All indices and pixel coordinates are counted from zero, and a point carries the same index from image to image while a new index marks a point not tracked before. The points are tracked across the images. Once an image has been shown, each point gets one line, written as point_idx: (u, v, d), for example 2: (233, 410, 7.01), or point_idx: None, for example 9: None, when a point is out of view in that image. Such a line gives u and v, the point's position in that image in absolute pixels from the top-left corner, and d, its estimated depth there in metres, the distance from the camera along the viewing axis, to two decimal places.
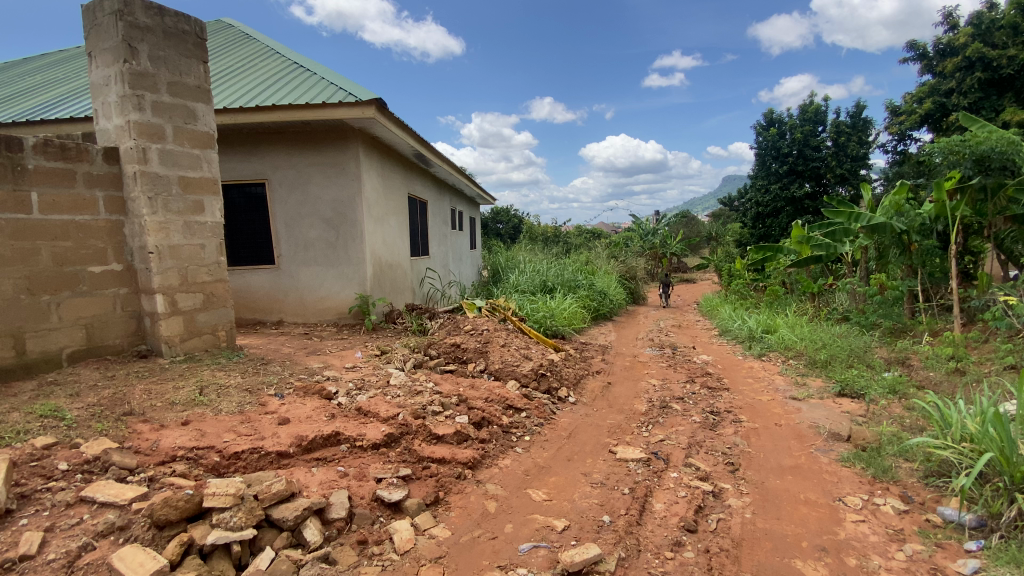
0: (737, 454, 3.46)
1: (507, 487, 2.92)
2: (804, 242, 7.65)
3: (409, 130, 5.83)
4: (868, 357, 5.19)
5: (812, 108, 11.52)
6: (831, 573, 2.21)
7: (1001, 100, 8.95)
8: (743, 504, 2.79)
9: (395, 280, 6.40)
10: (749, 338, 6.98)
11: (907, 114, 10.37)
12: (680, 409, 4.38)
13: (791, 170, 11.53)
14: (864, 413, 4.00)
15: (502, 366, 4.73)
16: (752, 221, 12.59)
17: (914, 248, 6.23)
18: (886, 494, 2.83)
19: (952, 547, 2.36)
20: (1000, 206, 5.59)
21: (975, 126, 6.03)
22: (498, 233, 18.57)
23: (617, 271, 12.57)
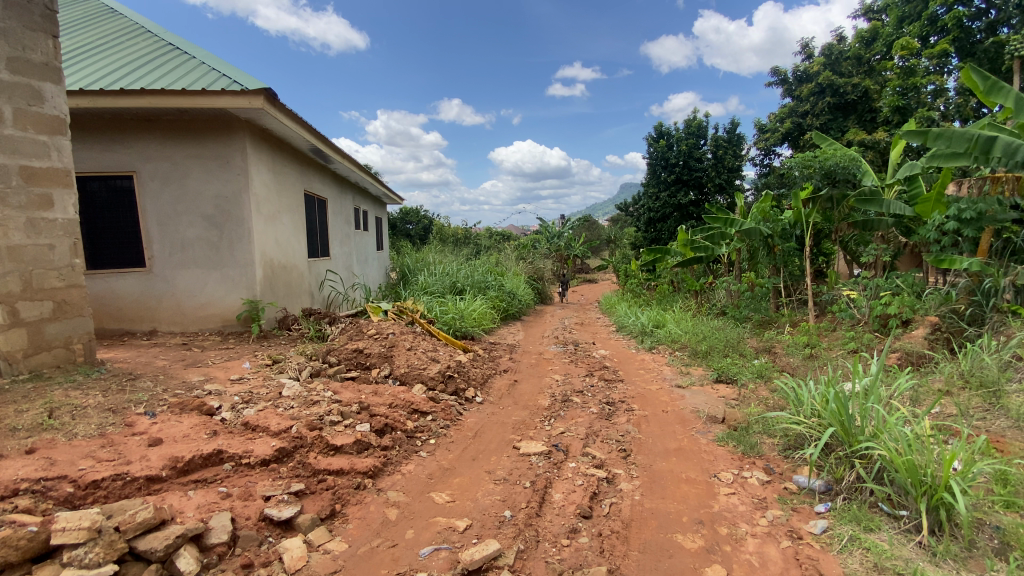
0: (630, 441, 3.70)
1: (409, 492, 2.86)
2: (689, 244, 8.40)
3: (304, 123, 5.51)
4: (741, 347, 5.82)
5: (696, 122, 12.64)
6: (706, 542, 2.44)
7: (847, 122, 10.48)
8: (633, 487, 2.99)
9: (290, 283, 6.01)
10: (642, 332, 7.51)
11: (771, 131, 11.76)
12: (580, 401, 4.60)
13: (677, 178, 12.58)
14: (737, 396, 4.47)
15: (407, 370, 4.64)
16: (646, 225, 13.56)
17: (778, 250, 7.09)
18: (752, 467, 3.19)
19: (805, 510, 2.71)
20: (844, 214, 6.45)
21: (823, 145, 6.99)
22: (405, 234, 18.17)
23: (525, 272, 12.87)
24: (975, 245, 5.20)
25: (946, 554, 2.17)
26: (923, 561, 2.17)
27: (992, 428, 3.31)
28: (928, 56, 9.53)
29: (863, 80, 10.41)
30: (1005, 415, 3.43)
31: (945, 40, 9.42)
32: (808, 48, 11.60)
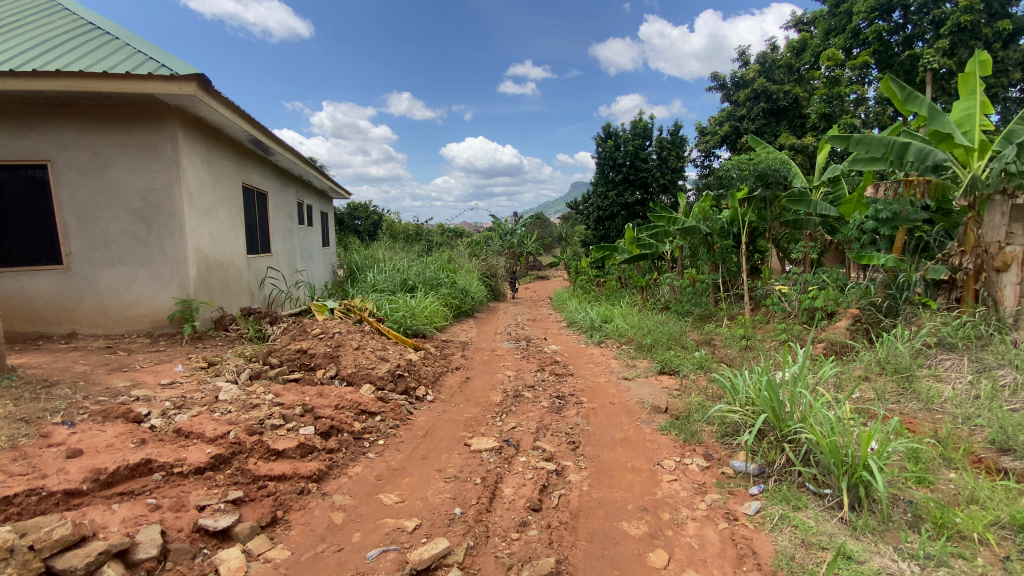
0: (578, 433, 3.78)
1: (357, 495, 2.79)
2: (635, 242, 8.68)
3: (241, 112, 5.22)
4: (683, 340, 6.08)
5: (642, 124, 13.02)
6: (650, 528, 2.53)
7: (779, 127, 11.15)
8: (582, 478, 3.06)
9: (227, 281, 5.69)
10: (591, 327, 7.69)
11: (711, 134, 12.31)
12: (531, 396, 4.65)
13: (624, 178, 12.93)
14: (679, 387, 4.67)
15: (354, 370, 4.52)
16: (595, 223, 13.87)
17: (717, 248, 7.45)
18: (693, 454, 3.34)
19: (740, 493, 2.86)
20: (776, 213, 6.87)
21: (757, 148, 7.38)
22: (354, 230, 17.68)
23: (477, 269, 12.83)
24: (890, 243, 5.66)
25: (865, 528, 2.36)
26: (845, 534, 2.35)
27: (903, 411, 3.63)
28: (851, 67, 10.24)
29: (793, 88, 11.07)
30: (915, 398, 3.76)
31: (866, 53, 10.12)
32: (744, 55, 12.20)
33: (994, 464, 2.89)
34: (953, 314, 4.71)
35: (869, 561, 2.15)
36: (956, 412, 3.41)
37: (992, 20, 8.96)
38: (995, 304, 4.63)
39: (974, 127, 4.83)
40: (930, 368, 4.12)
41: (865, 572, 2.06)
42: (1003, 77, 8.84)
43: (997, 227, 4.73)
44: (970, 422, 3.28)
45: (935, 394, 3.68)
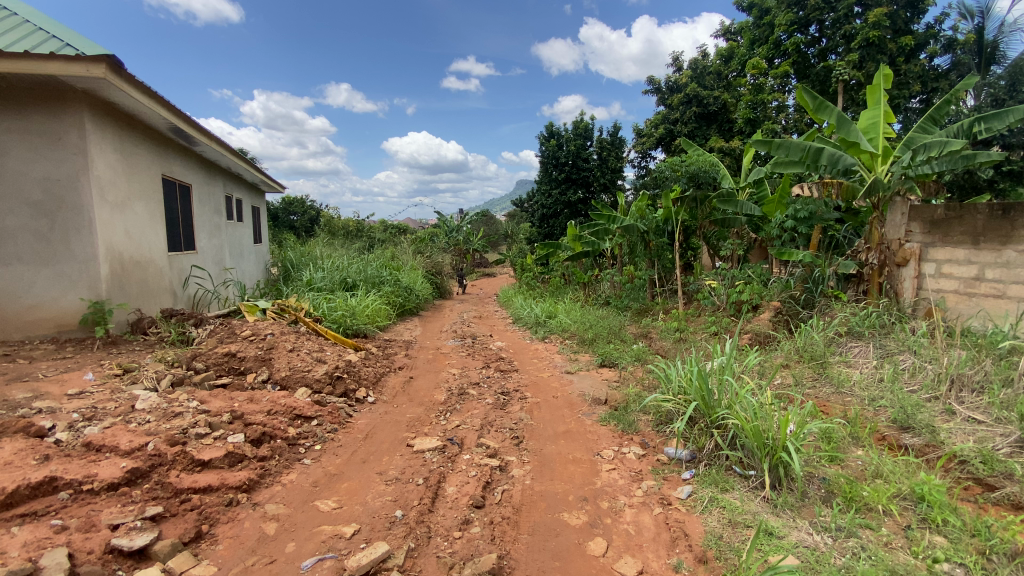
0: (522, 427, 3.82)
1: (291, 504, 2.67)
2: (577, 239, 8.90)
3: (159, 99, 4.82)
4: (622, 333, 6.30)
5: (583, 124, 13.31)
6: (589, 518, 2.60)
7: (709, 131, 11.80)
8: (525, 472, 3.09)
9: (145, 281, 5.26)
10: (536, 323, 7.80)
11: (647, 136, 12.80)
12: (476, 393, 4.65)
13: (567, 177, 13.18)
14: (618, 379, 4.83)
15: (289, 373, 4.33)
16: (539, 221, 14.06)
17: (653, 245, 7.78)
18: (630, 443, 3.47)
19: (674, 478, 3.00)
20: (706, 212, 7.22)
21: (689, 150, 7.76)
22: (290, 226, 16.91)
23: (423, 266, 12.62)
24: (807, 241, 6.12)
25: (784, 505, 2.54)
26: (767, 512, 2.53)
27: (818, 395, 3.94)
28: (774, 76, 10.94)
29: (722, 94, 11.72)
30: (828, 382, 4.10)
31: (786, 63, 10.82)
32: (678, 61, 12.75)
33: (895, 441, 3.20)
34: (860, 306, 5.18)
35: (788, 536, 2.32)
36: (863, 394, 3.75)
37: (895, 37, 9.83)
38: (896, 295, 5.23)
39: (878, 135, 5.32)
40: (840, 355, 4.51)
41: (784, 546, 2.22)
42: (904, 89, 9.74)
43: (898, 226, 5.26)
44: (874, 403, 3.62)
45: (846, 378, 4.03)
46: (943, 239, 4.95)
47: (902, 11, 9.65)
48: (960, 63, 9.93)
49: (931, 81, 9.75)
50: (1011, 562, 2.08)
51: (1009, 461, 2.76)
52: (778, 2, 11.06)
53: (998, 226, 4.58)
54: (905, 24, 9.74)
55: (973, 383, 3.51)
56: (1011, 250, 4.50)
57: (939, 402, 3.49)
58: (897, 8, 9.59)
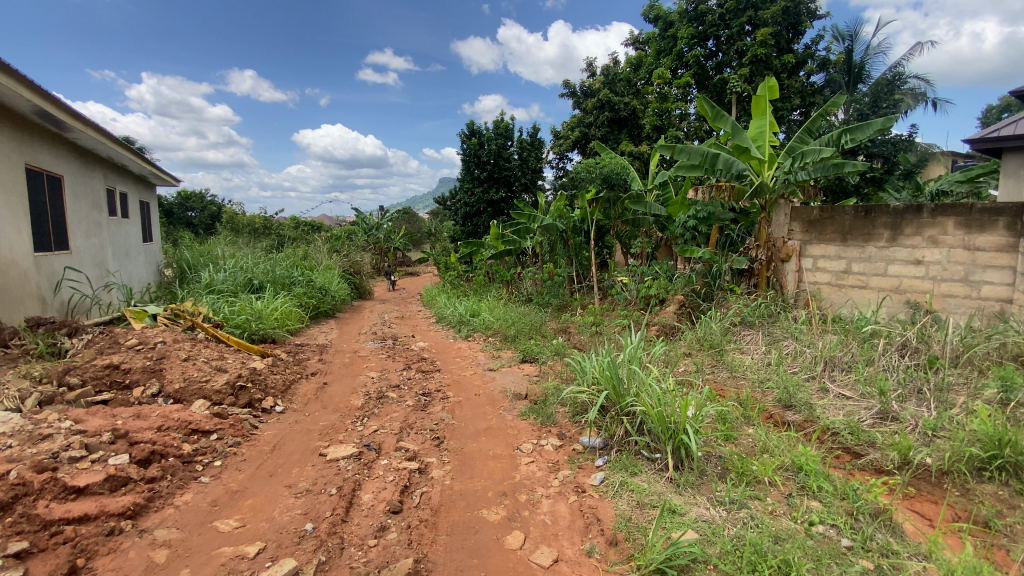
0: (443, 427, 3.79)
1: (186, 526, 2.45)
2: (499, 238, 8.99)
3: (23, 78, 4.20)
4: (543, 329, 6.46)
5: (503, 124, 13.44)
6: (507, 512, 2.64)
7: (620, 135, 12.46)
8: (444, 473, 3.07)
9: (5, 286, 4.57)
10: (458, 321, 7.77)
11: (564, 138, 13.22)
12: (396, 396, 4.53)
13: (488, 176, 13.24)
14: (539, 373, 4.95)
15: (184, 385, 3.96)
16: (462, 219, 14.00)
17: (571, 244, 8.06)
18: (548, 435, 3.57)
19: (588, 466, 3.13)
20: (618, 212, 7.60)
21: (603, 153, 8.10)
22: (187, 223, 15.43)
23: (339, 265, 12.06)
24: (707, 239, 6.63)
25: (685, 484, 2.75)
26: (671, 491, 2.71)
27: (718, 381, 4.29)
28: (678, 85, 11.71)
29: (632, 100, 12.38)
30: (724, 368, 4.50)
31: (688, 73, 11.61)
32: (592, 66, 13.25)
33: (779, 417, 3.58)
34: (751, 298, 5.72)
35: (689, 512, 2.50)
36: (754, 377, 4.15)
37: (779, 55, 10.90)
38: (781, 287, 5.87)
39: (764, 143, 5.86)
40: (735, 342, 4.96)
41: (686, 522, 2.39)
42: (787, 102, 10.85)
43: (782, 225, 5.87)
44: (763, 385, 4.01)
45: (740, 364, 4.43)
46: (818, 237, 5.62)
47: (784, 32, 10.71)
48: (832, 81, 11.23)
49: (809, 96, 10.94)
50: (873, 520, 2.39)
51: (871, 431, 3.17)
52: (680, 16, 11.83)
53: (861, 225, 5.26)
54: (788, 43, 10.82)
55: (843, 364, 4.00)
56: (871, 246, 5.20)
57: (815, 381, 3.94)
58: (780, 28, 10.64)
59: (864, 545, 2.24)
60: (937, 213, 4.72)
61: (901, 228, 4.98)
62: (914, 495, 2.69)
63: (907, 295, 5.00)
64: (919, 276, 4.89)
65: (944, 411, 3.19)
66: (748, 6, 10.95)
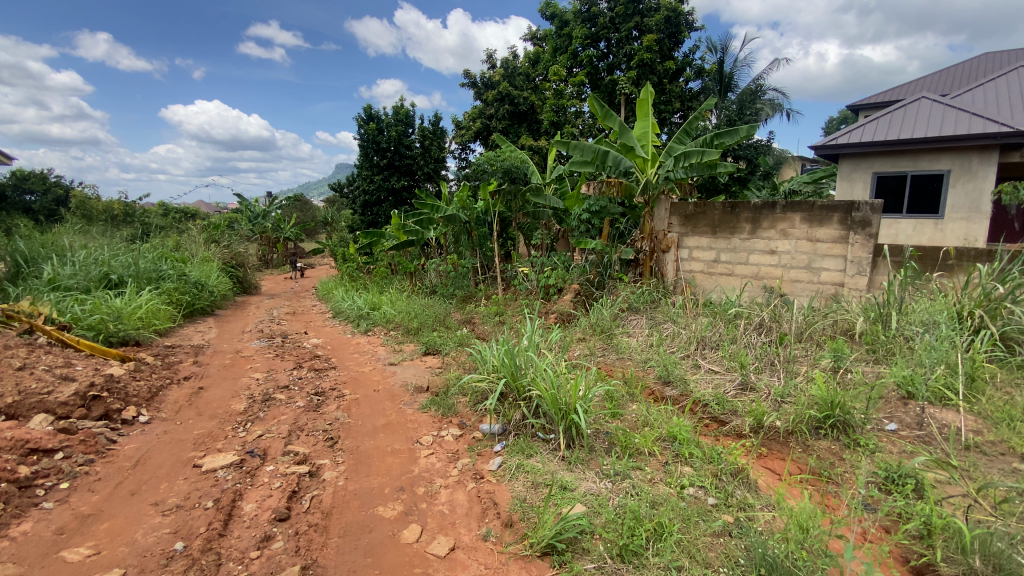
0: (338, 427, 3.63)
1: (23, 561, 2.11)
2: (401, 228, 8.61)
3: None
4: (446, 321, 6.42)
5: (403, 110, 13.05)
6: (404, 507, 2.61)
7: (520, 129, 12.72)
8: (338, 474, 2.95)
9: None
10: (357, 316, 7.45)
11: (466, 128, 13.18)
12: (284, 398, 4.23)
13: (389, 164, 12.80)
14: (441, 365, 4.93)
15: (18, 399, 3.37)
16: (361, 208, 13.37)
17: (474, 235, 8.07)
18: (449, 426, 3.58)
19: (486, 452, 3.19)
20: (520, 205, 7.77)
21: (503, 146, 8.22)
22: (23, 208, 13.03)
23: (220, 257, 10.92)
24: (599, 232, 7.01)
25: (576, 461, 2.92)
26: (563, 469, 2.87)
27: (609, 362, 4.59)
28: (573, 83, 12.18)
29: (530, 95, 12.70)
30: (613, 350, 4.83)
31: (582, 73, 12.08)
32: (492, 58, 13.31)
33: (660, 393, 3.93)
34: (638, 286, 6.18)
35: (579, 487, 2.66)
36: (639, 358, 4.51)
37: (663, 61, 11.78)
38: (662, 275, 6.44)
39: (648, 142, 6.30)
40: (623, 326, 5.33)
41: (575, 497, 2.54)
42: (668, 106, 11.78)
43: (663, 219, 6.41)
44: (646, 364, 4.37)
45: (627, 346, 4.78)
46: (694, 229, 6.21)
47: (667, 40, 11.56)
48: (707, 88, 12.39)
49: (687, 100, 11.97)
50: (733, 478, 2.72)
51: (733, 400, 3.60)
52: (575, 16, 12.27)
53: (729, 219, 5.90)
54: (670, 50, 11.72)
55: (712, 343, 4.50)
56: (736, 238, 5.86)
57: (690, 358, 4.38)
58: (663, 36, 11.48)
59: (726, 501, 2.54)
60: (787, 209, 5.45)
61: (760, 222, 5.67)
62: (766, 454, 3.10)
63: (763, 281, 5.73)
64: (774, 264, 5.62)
65: (790, 379, 3.72)
66: (635, 12, 11.67)
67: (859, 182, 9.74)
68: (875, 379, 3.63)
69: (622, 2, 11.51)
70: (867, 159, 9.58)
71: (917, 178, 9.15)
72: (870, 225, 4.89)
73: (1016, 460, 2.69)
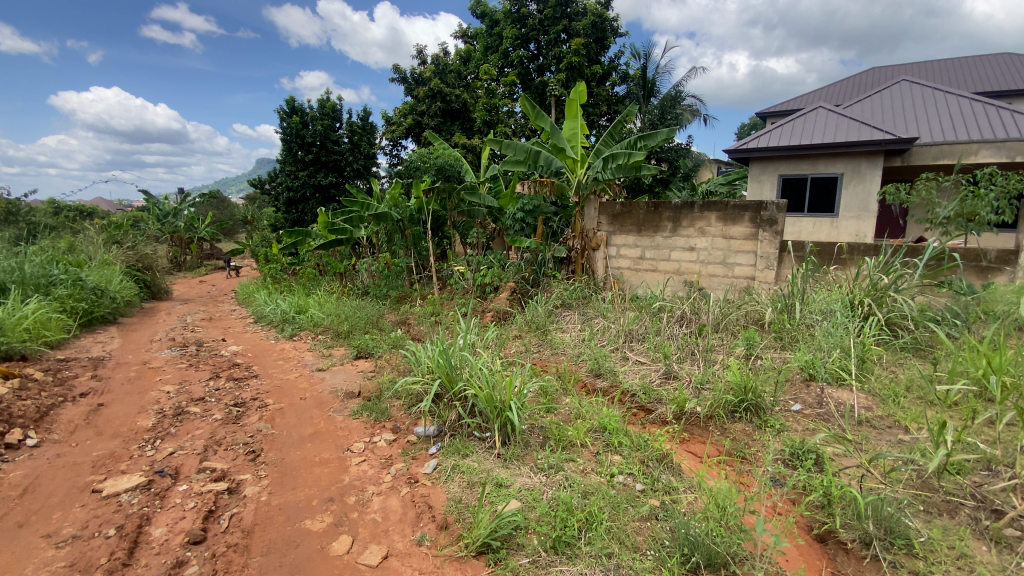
0: (260, 439, 3.42)
1: None
2: (329, 227, 8.29)
3: None
4: (379, 322, 6.24)
5: (329, 104, 12.54)
6: (333, 518, 2.50)
7: (453, 126, 12.71)
8: (260, 489, 2.78)
9: None
10: (282, 320, 7.06)
11: (396, 125, 12.90)
12: (199, 411, 3.92)
13: (315, 159, 12.26)
14: (374, 368, 4.79)
15: None
16: (285, 206, 12.64)
17: (408, 234, 7.88)
18: (382, 431, 3.48)
19: (421, 455, 3.13)
20: (454, 203, 7.70)
21: (435, 144, 8.11)
22: None
23: (123, 260, 9.92)
24: (533, 230, 7.10)
25: (511, 457, 2.95)
26: (498, 466, 2.88)
27: (544, 358, 4.67)
28: (504, 83, 12.23)
29: (462, 93, 12.66)
30: (548, 345, 4.93)
31: (513, 73, 12.11)
32: (422, 54, 13.10)
33: (592, 385, 4.06)
34: (570, 283, 6.35)
35: (514, 483, 2.68)
36: (572, 352, 4.64)
37: (590, 64, 12.14)
38: (593, 272, 6.65)
39: (577, 143, 6.47)
40: (557, 322, 5.45)
41: (510, 493, 2.56)
42: (596, 108, 12.16)
43: (593, 218, 6.62)
44: (579, 359, 4.50)
45: (561, 341, 4.90)
46: (622, 228, 6.46)
47: (594, 44, 11.93)
48: (631, 92, 12.93)
49: (614, 104, 12.42)
50: (659, 463, 2.87)
51: (659, 389, 3.79)
52: (505, 16, 12.36)
53: (653, 218, 6.20)
54: (597, 54, 12.09)
55: (639, 336, 4.71)
56: (660, 236, 6.16)
57: (620, 351, 4.56)
58: (590, 40, 11.83)
59: (653, 486, 2.67)
60: (705, 209, 5.81)
61: (680, 221, 6.00)
62: (688, 438, 3.29)
63: (685, 276, 6.07)
64: (693, 260, 5.98)
65: (708, 367, 3.97)
66: (563, 16, 11.93)
67: (767, 183, 10.58)
68: (782, 364, 3.96)
69: (550, 5, 11.73)
70: (774, 162, 10.43)
71: (816, 180, 10.08)
72: (777, 224, 5.33)
73: (900, 431, 3.04)
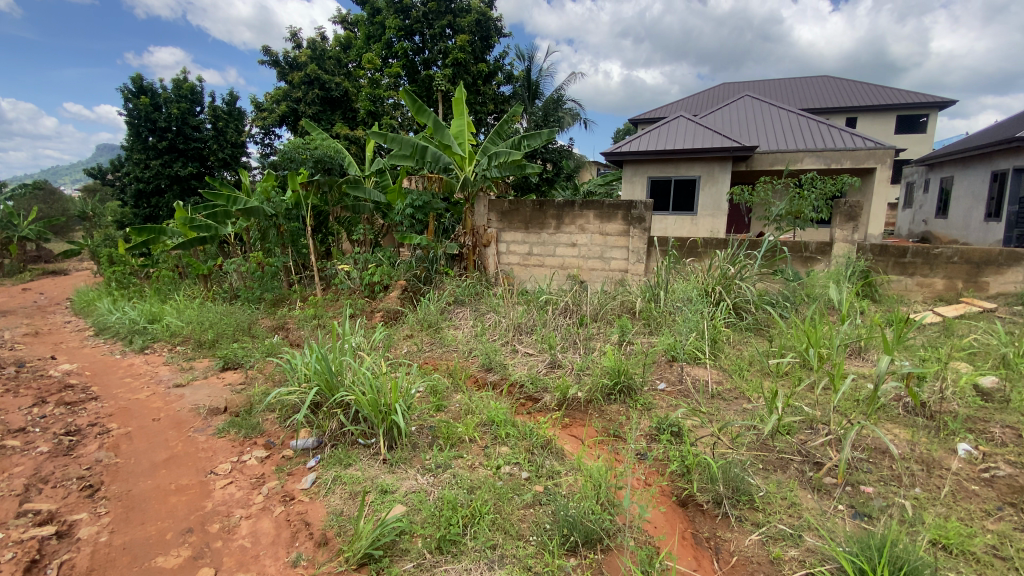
0: (100, 471, 2.96)
1: None
2: (188, 223, 7.39)
3: None
4: (252, 329, 5.72)
5: (186, 84, 11.16)
6: (193, 551, 2.25)
7: (334, 116, 12.02)
8: (99, 528, 2.41)
9: None
10: (131, 331, 6.17)
11: (268, 111, 11.87)
12: (18, 445, 3.28)
13: (170, 146, 10.85)
14: (244, 380, 4.38)
15: None
16: (133, 199, 11.02)
17: (285, 231, 7.20)
18: (253, 448, 3.20)
19: (298, 470, 2.93)
20: (336, 198, 7.28)
21: (312, 134, 7.60)
22: None
23: None
24: (424, 227, 6.97)
25: (398, 460, 2.88)
26: (384, 472, 2.80)
27: (434, 357, 4.62)
28: (387, 74, 11.83)
29: (343, 81, 12.05)
30: (439, 343, 4.90)
31: (397, 64, 11.74)
32: (297, 37, 12.20)
33: (482, 379, 4.12)
34: (461, 279, 6.34)
35: (399, 488, 2.62)
36: (463, 348, 4.66)
37: (476, 62, 12.17)
38: (484, 269, 6.72)
39: (464, 140, 6.44)
40: (448, 319, 5.43)
41: (395, 499, 2.50)
42: (484, 106, 12.27)
43: (482, 215, 6.68)
44: (469, 354, 4.53)
45: (452, 338, 4.89)
46: (509, 225, 6.61)
47: (479, 42, 11.99)
48: (516, 93, 13.24)
49: (500, 103, 12.64)
50: (544, 449, 3.00)
51: (545, 378, 3.95)
52: (387, 5, 12.00)
53: (537, 215, 6.42)
54: (482, 53, 12.18)
55: (527, 328, 4.86)
56: (544, 233, 6.41)
57: (509, 344, 4.65)
58: (475, 38, 11.88)
59: (537, 473, 2.77)
60: (583, 206, 6.15)
61: (563, 219, 6.29)
62: (570, 423, 3.46)
63: (568, 270, 6.38)
64: (575, 255, 6.31)
65: (587, 355, 4.23)
66: (447, 11, 11.85)
67: (639, 184, 11.46)
68: (650, 347, 4.35)
69: None
70: (645, 164, 11.31)
71: (679, 181, 11.16)
72: (645, 221, 5.83)
73: (744, 401, 3.50)
